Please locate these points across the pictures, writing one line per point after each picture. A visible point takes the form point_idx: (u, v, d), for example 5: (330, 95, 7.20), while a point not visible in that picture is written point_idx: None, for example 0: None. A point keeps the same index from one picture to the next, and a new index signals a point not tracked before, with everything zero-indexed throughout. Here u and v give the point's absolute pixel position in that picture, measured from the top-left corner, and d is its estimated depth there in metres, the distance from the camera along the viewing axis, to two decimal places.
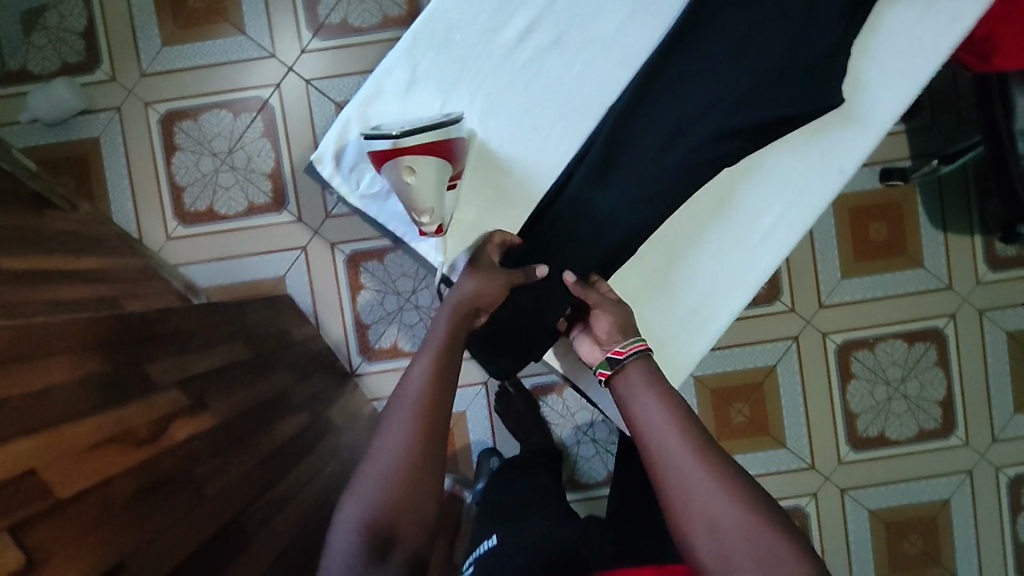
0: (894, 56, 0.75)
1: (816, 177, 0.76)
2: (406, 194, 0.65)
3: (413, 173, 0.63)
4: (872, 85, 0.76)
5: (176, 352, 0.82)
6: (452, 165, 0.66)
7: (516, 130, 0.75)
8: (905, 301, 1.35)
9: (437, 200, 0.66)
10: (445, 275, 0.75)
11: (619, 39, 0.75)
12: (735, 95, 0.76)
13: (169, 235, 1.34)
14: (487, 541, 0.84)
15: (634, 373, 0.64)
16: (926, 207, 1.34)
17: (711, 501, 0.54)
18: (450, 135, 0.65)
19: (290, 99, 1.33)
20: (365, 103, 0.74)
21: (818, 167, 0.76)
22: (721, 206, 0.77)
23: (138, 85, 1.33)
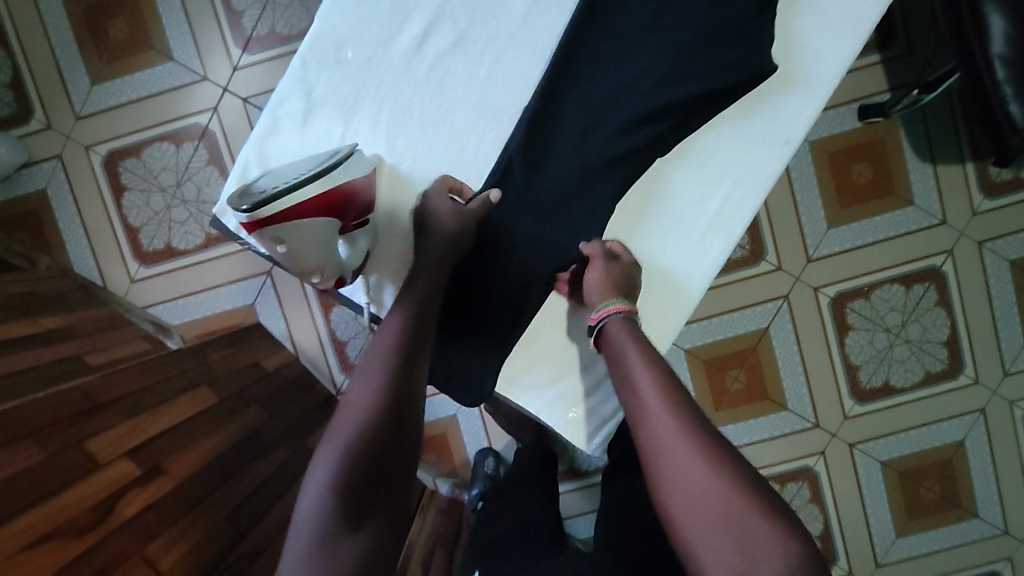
0: (832, 4, 0.67)
1: (760, 150, 0.69)
2: (285, 261, 0.59)
3: (283, 242, 0.57)
4: (811, 40, 0.68)
5: (125, 416, 0.80)
6: (337, 219, 0.61)
7: (427, 148, 0.69)
8: (898, 243, 1.28)
9: (322, 259, 0.61)
10: (374, 314, 0.71)
11: (527, 30, 0.69)
12: (660, 71, 0.68)
13: (133, 278, 1.32)
14: None
15: (617, 337, 0.61)
16: (910, 140, 1.26)
17: (686, 472, 0.50)
18: (324, 190, 0.58)
19: (230, 120, 1.28)
20: (261, 141, 0.68)
21: (763, 139, 0.68)
22: (660, 197, 0.70)
23: (74, 129, 1.29)
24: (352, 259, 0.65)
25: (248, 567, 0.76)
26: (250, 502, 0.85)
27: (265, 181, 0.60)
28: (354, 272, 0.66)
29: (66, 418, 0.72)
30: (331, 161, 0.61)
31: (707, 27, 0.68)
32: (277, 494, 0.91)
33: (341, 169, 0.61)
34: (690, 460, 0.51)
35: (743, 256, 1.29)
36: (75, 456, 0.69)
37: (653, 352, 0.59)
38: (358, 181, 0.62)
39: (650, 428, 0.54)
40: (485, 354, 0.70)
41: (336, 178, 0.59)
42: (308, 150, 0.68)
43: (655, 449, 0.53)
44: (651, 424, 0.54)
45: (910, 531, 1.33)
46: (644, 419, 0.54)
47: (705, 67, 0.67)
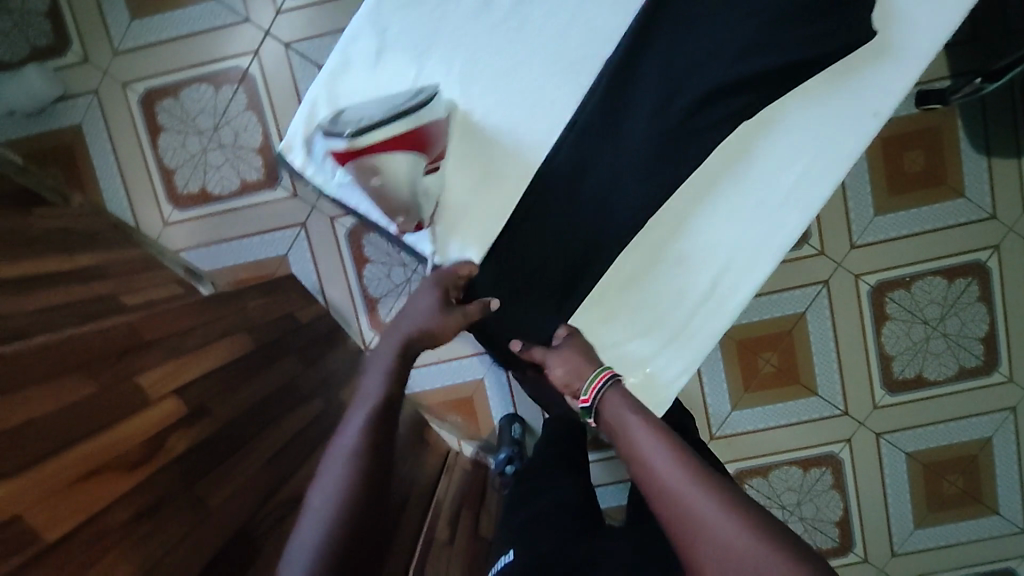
0: None
1: (847, 124, 0.64)
2: (376, 195, 0.61)
3: (379, 175, 0.59)
4: (907, 10, 0.63)
5: (172, 355, 0.78)
6: (426, 155, 0.60)
7: (497, 101, 0.65)
8: (945, 235, 1.25)
9: (410, 198, 0.62)
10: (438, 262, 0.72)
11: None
12: (755, 31, 0.63)
13: (166, 221, 1.30)
14: (504, 557, 0.85)
15: (614, 408, 0.61)
16: (967, 130, 1.23)
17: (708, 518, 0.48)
18: (416, 123, 0.57)
19: (271, 66, 1.25)
20: (331, 79, 0.65)
21: (853, 112, 0.64)
22: (737, 163, 0.66)
23: (112, 65, 1.26)
24: (430, 201, 0.64)
25: (290, 514, 0.75)
26: (290, 449, 0.84)
27: (355, 112, 0.60)
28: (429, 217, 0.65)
29: (113, 352, 0.71)
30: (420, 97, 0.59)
31: None
32: (315, 443, 0.90)
33: (427, 108, 0.59)
34: (708, 501, 0.49)
35: None
36: (123, 391, 0.68)
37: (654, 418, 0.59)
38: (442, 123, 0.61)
39: (662, 486, 0.52)
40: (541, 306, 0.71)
41: (425, 113, 0.59)
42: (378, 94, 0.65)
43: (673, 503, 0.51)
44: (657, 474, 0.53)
45: (930, 523, 1.33)
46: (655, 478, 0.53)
47: (802, 34, 0.62)
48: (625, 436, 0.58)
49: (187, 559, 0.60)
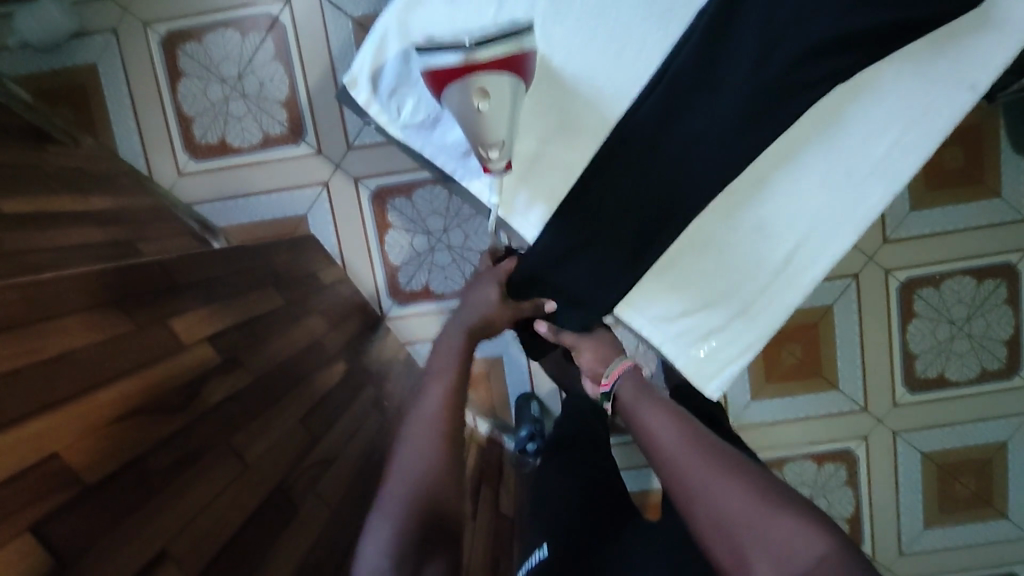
0: None
1: (942, 92, 0.61)
2: (476, 121, 0.59)
3: (487, 97, 0.58)
4: None
5: (202, 302, 0.74)
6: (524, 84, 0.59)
7: (582, 43, 0.62)
8: (978, 235, 1.24)
9: (507, 131, 0.60)
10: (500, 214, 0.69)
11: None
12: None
13: (181, 170, 1.24)
14: (538, 551, 0.80)
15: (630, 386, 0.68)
16: (1010, 130, 1.21)
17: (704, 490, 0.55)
18: (524, 47, 0.57)
19: (302, 15, 1.19)
20: (405, 10, 0.61)
21: (947, 81, 0.61)
22: (825, 128, 0.63)
23: (133, 2, 1.20)
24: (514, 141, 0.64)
25: (322, 475, 0.72)
26: (321, 409, 0.80)
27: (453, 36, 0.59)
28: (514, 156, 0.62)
29: (146, 293, 0.66)
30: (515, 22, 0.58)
31: None
32: (342, 405, 0.86)
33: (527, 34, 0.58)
34: (707, 478, 0.55)
35: None
36: (158, 335, 0.63)
37: (667, 404, 0.65)
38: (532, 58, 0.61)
39: (666, 461, 0.59)
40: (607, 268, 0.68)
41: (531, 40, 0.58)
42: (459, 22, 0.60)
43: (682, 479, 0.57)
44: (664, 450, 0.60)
45: (939, 523, 1.33)
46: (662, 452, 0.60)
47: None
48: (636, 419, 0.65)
49: (226, 513, 0.57)
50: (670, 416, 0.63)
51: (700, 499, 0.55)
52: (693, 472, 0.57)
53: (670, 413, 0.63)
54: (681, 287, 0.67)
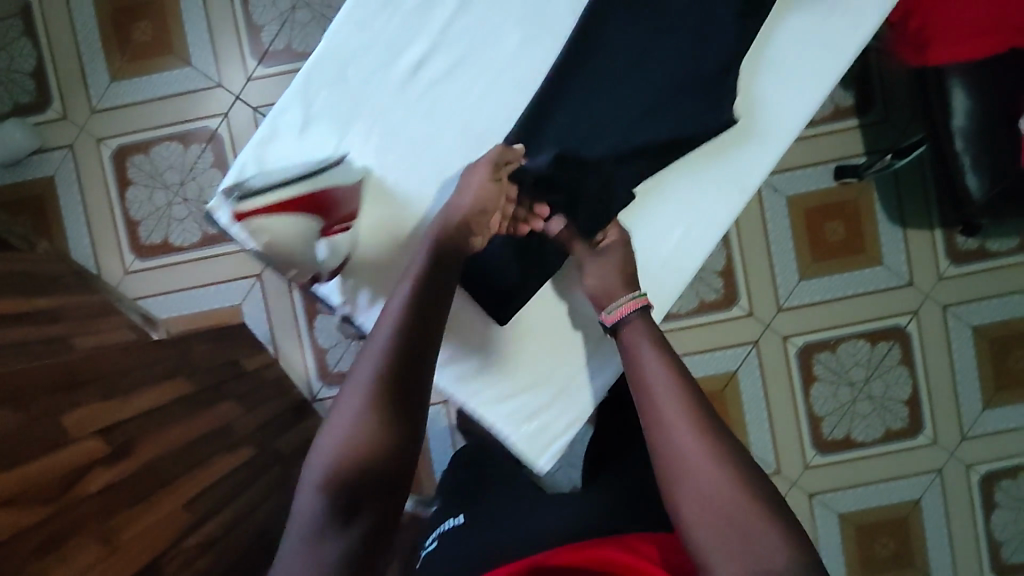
0: (794, 63, 0.70)
1: (714, 195, 0.73)
2: (264, 254, 0.61)
3: (267, 235, 0.60)
4: (769, 99, 0.71)
5: (101, 396, 0.83)
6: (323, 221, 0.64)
7: (414, 165, 0.71)
8: (867, 301, 1.32)
9: (302, 259, 0.63)
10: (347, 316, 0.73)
11: (511, 61, 0.70)
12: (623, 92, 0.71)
13: (127, 269, 1.37)
14: (453, 519, 0.81)
15: (636, 340, 0.65)
16: (886, 205, 1.30)
17: (698, 474, 0.55)
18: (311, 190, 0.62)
19: (238, 127, 1.34)
20: (259, 146, 0.70)
21: (726, 185, 0.72)
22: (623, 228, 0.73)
23: (88, 121, 1.34)
24: (340, 256, 0.68)
25: None
26: (207, 494, 0.89)
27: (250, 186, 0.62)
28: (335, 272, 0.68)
29: (43, 390, 0.75)
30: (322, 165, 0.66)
31: (692, 68, 0.70)
32: None
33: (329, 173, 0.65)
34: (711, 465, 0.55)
35: (717, 300, 1.33)
36: (50, 429, 0.72)
37: (672, 361, 0.62)
38: (343, 188, 0.66)
39: (673, 436, 0.57)
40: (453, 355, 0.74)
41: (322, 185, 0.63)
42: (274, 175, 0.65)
43: (686, 464, 0.56)
44: (670, 423, 0.58)
45: None
46: (670, 425, 0.58)
47: None
48: (642, 374, 0.62)
49: None
50: (671, 370, 0.61)
51: (699, 485, 0.54)
52: (689, 451, 0.56)
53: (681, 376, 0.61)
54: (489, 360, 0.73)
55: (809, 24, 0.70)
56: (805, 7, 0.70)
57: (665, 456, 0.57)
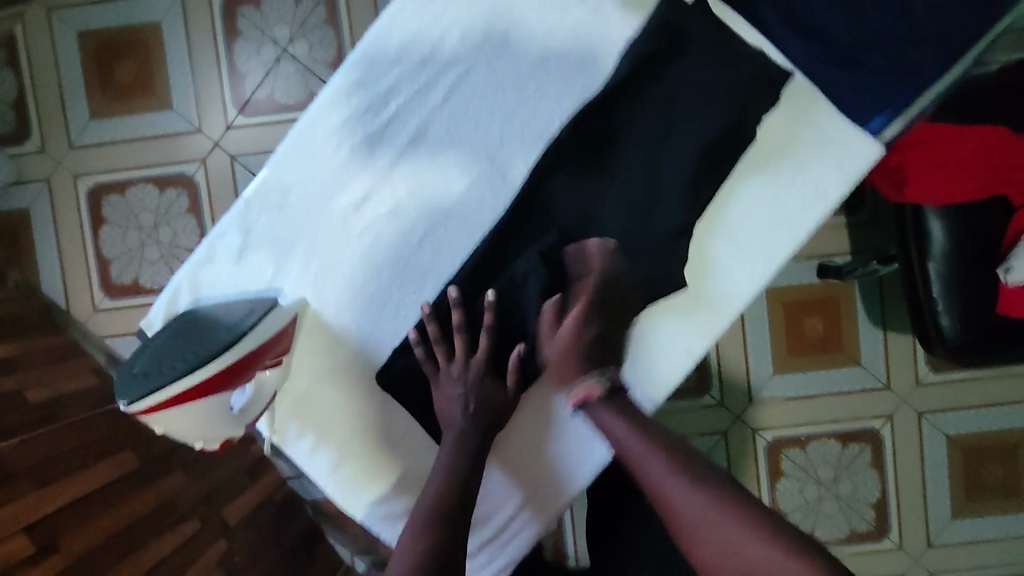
0: (749, 230, 0.66)
1: (661, 358, 0.69)
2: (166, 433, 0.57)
3: (166, 422, 0.55)
4: (720, 267, 0.66)
5: (37, 483, 0.81)
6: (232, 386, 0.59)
7: (351, 300, 0.68)
8: (841, 400, 1.29)
9: (206, 432, 0.58)
10: (273, 445, 0.70)
11: (457, 207, 0.67)
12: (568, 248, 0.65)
13: (96, 306, 1.35)
14: None
15: (598, 411, 0.64)
16: (866, 305, 1.27)
17: (692, 518, 0.54)
18: (209, 372, 0.56)
19: (216, 174, 1.32)
20: (195, 268, 0.68)
21: (664, 351, 0.68)
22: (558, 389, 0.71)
23: (66, 156, 1.33)
24: (266, 396, 0.65)
25: None
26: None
27: (147, 364, 0.56)
28: (260, 413, 0.64)
29: None
30: (246, 321, 0.60)
31: (642, 226, 0.65)
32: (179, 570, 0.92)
33: (251, 332, 0.59)
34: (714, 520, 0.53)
35: (688, 386, 1.30)
36: None
37: (636, 419, 0.62)
38: (264, 347, 0.60)
39: (669, 506, 0.55)
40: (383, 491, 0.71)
41: (223, 357, 0.57)
42: (180, 335, 0.59)
43: (686, 527, 0.54)
44: (661, 490, 0.56)
45: None
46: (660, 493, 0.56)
47: (640, 268, 0.65)
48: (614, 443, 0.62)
49: None
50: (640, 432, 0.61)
51: (713, 544, 0.52)
52: (675, 496, 0.55)
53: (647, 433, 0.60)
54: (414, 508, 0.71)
55: (768, 190, 0.65)
56: (767, 171, 0.65)
57: (672, 523, 0.55)
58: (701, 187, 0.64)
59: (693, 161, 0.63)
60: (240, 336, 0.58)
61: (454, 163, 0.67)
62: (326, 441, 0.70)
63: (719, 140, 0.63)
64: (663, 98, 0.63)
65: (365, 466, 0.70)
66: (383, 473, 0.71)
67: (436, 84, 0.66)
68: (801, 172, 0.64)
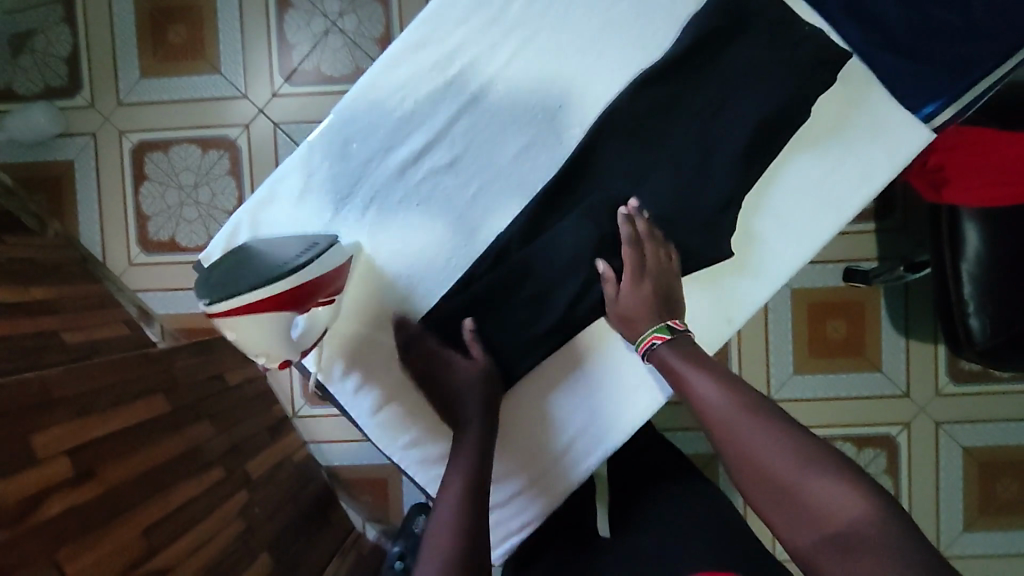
0: (795, 206, 0.67)
1: (702, 326, 0.70)
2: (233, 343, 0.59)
3: (236, 329, 0.57)
4: (766, 240, 0.68)
5: (78, 414, 0.84)
6: (295, 310, 0.60)
7: (404, 249, 0.70)
8: (859, 404, 1.30)
9: (271, 347, 0.59)
10: (319, 383, 0.72)
11: (513, 167, 0.69)
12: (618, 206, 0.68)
13: (132, 261, 1.38)
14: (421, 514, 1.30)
15: (671, 361, 0.63)
16: (890, 312, 1.28)
17: (775, 471, 0.52)
18: (276, 291, 0.57)
19: (258, 140, 1.35)
20: (256, 207, 0.69)
21: (706, 321, 0.70)
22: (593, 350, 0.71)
23: (114, 113, 1.36)
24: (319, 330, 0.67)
25: None
26: (172, 520, 0.89)
27: (222, 275, 0.57)
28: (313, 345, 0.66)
29: (17, 410, 0.77)
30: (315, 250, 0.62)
31: (690, 197, 0.66)
32: (201, 514, 0.95)
33: (320, 260, 0.61)
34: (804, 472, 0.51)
35: None
36: (18, 451, 0.73)
37: (720, 373, 0.60)
38: (328, 276, 0.63)
39: (751, 457, 0.54)
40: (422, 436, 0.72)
41: (288, 279, 0.58)
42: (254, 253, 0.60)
43: (769, 477, 0.53)
44: (744, 441, 0.54)
45: None
46: (742, 444, 0.55)
47: (684, 241, 0.66)
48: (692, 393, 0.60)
49: None
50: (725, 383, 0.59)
51: (800, 496, 0.51)
52: (755, 446, 0.54)
53: (731, 384, 0.59)
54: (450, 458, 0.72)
55: (818, 169, 0.67)
56: (817, 149, 0.67)
57: (751, 475, 0.54)
58: (750, 164, 0.65)
59: (744, 138, 0.65)
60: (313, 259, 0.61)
61: (512, 123, 0.69)
62: (371, 382, 0.72)
63: (772, 119, 0.64)
64: (719, 77, 0.66)
65: (404, 412, 0.72)
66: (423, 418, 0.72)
67: (500, 46, 0.68)
68: (851, 152, 0.66)
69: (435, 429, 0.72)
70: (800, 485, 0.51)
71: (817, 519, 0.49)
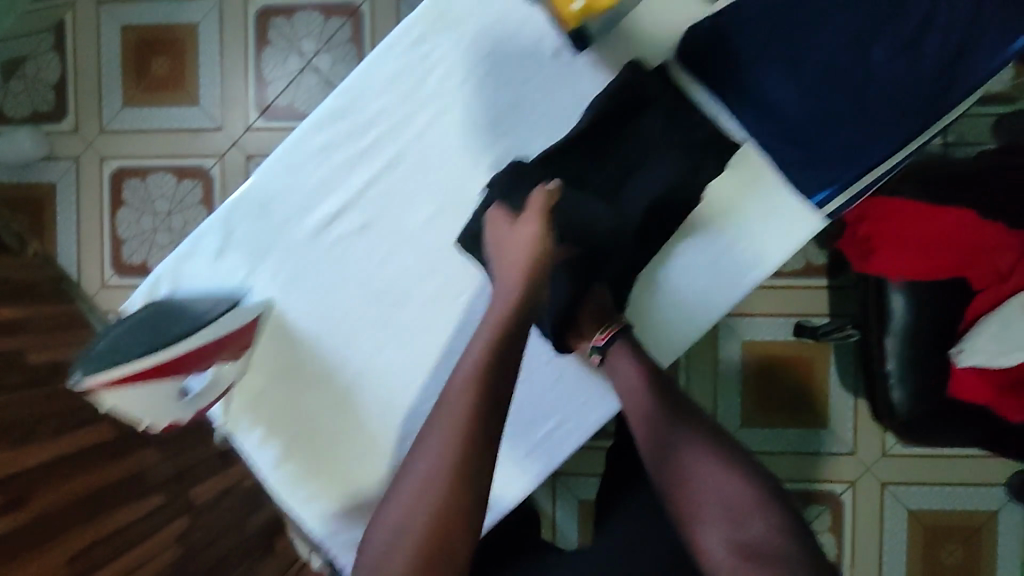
0: (684, 288, 0.70)
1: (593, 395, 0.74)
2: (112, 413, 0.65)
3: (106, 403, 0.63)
4: (656, 318, 0.71)
5: None
6: (163, 383, 0.64)
7: (312, 309, 0.74)
8: (805, 460, 1.30)
9: (144, 416, 0.65)
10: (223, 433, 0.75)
11: (425, 236, 0.74)
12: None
13: (105, 282, 1.43)
14: None
15: (622, 361, 0.65)
16: (839, 369, 1.29)
17: (701, 479, 0.56)
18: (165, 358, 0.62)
19: (230, 171, 1.40)
20: (175, 263, 0.74)
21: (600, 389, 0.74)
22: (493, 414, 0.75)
23: (96, 139, 1.42)
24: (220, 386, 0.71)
25: None
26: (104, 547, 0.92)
27: (126, 335, 0.64)
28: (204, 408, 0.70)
29: None
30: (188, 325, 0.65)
31: None
32: (134, 541, 0.98)
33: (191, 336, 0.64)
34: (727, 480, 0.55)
35: None
36: None
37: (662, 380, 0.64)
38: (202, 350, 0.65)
39: (682, 462, 0.58)
40: (320, 494, 0.75)
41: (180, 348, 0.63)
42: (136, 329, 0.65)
43: (693, 486, 0.56)
44: (678, 447, 0.59)
45: None
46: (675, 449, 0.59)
47: None
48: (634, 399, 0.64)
49: None
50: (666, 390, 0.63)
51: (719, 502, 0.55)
52: (689, 451, 0.58)
53: (670, 392, 0.63)
54: (345, 512, 0.75)
55: (711, 252, 0.69)
56: (709, 234, 0.69)
57: (676, 480, 0.57)
58: (644, 242, 0.68)
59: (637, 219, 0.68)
60: (185, 335, 0.64)
61: (422, 193, 0.73)
62: (271, 436, 0.75)
63: (662, 202, 0.67)
64: (616, 158, 0.69)
65: (303, 465, 0.75)
66: (321, 475, 0.75)
67: (413, 121, 0.72)
68: (742, 239, 0.69)
69: (332, 483, 0.75)
70: (720, 490, 0.55)
71: (733, 525, 0.53)
